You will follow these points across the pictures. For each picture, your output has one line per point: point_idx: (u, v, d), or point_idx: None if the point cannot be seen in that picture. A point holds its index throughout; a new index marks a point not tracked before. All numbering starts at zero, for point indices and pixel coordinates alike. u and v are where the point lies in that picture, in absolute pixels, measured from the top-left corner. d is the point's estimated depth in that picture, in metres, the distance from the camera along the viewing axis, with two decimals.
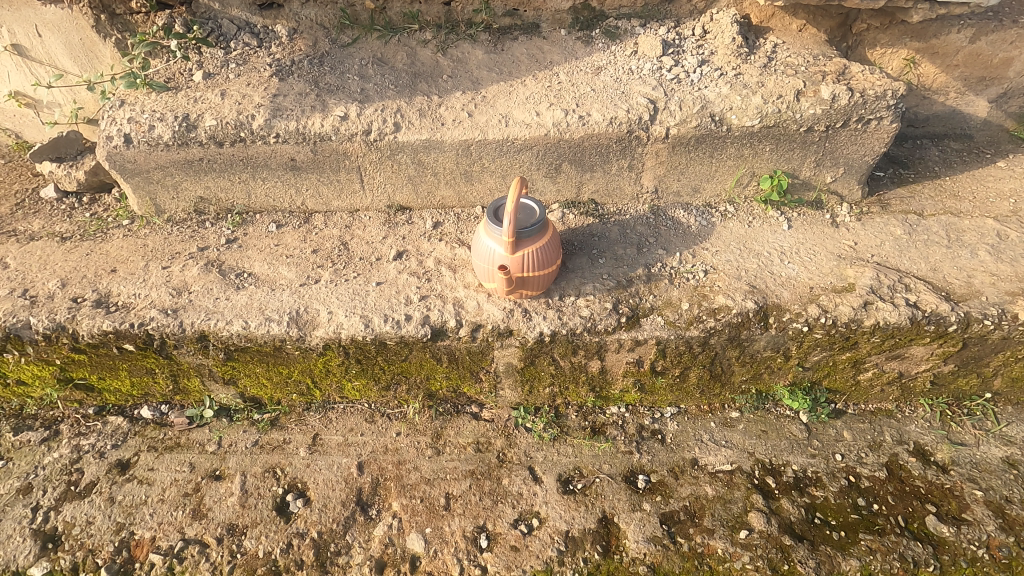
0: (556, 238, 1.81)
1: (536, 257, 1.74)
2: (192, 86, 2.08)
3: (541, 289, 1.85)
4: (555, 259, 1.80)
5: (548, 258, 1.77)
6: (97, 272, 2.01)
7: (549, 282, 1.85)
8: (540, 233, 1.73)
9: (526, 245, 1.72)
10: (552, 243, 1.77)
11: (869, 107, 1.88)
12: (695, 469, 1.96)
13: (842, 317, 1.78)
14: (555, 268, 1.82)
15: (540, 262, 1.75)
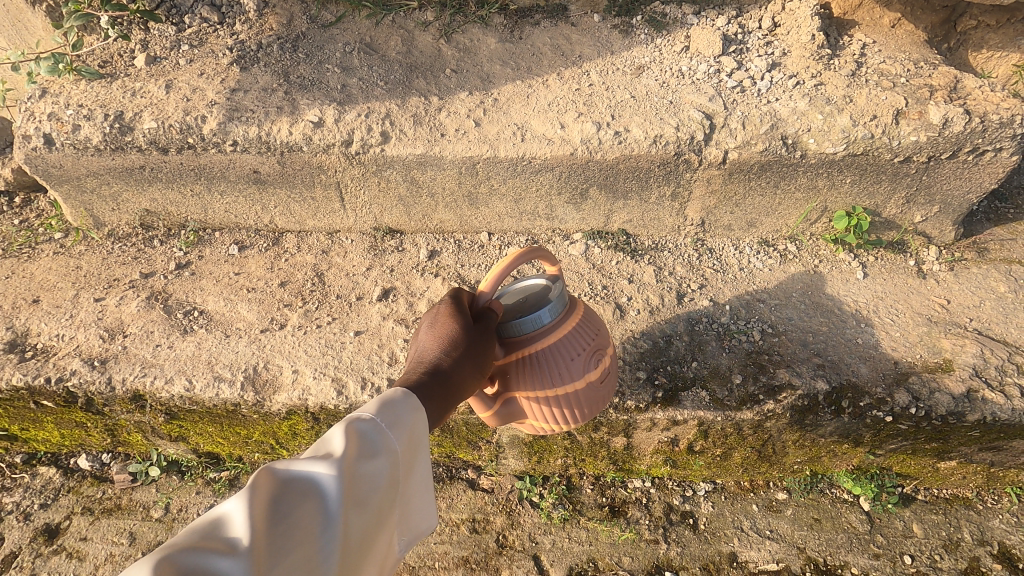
0: (585, 336, 1.13)
1: (528, 361, 1.08)
2: (132, 73, 1.67)
3: (543, 414, 1.15)
4: (570, 372, 1.10)
5: (551, 363, 1.08)
6: (16, 303, 1.64)
7: (564, 408, 1.15)
8: (541, 327, 1.07)
9: (515, 346, 1.07)
10: (566, 340, 1.10)
11: (988, 136, 1.47)
12: (733, 568, 1.62)
13: (938, 408, 1.41)
14: (568, 386, 1.12)
15: (536, 370, 1.08)
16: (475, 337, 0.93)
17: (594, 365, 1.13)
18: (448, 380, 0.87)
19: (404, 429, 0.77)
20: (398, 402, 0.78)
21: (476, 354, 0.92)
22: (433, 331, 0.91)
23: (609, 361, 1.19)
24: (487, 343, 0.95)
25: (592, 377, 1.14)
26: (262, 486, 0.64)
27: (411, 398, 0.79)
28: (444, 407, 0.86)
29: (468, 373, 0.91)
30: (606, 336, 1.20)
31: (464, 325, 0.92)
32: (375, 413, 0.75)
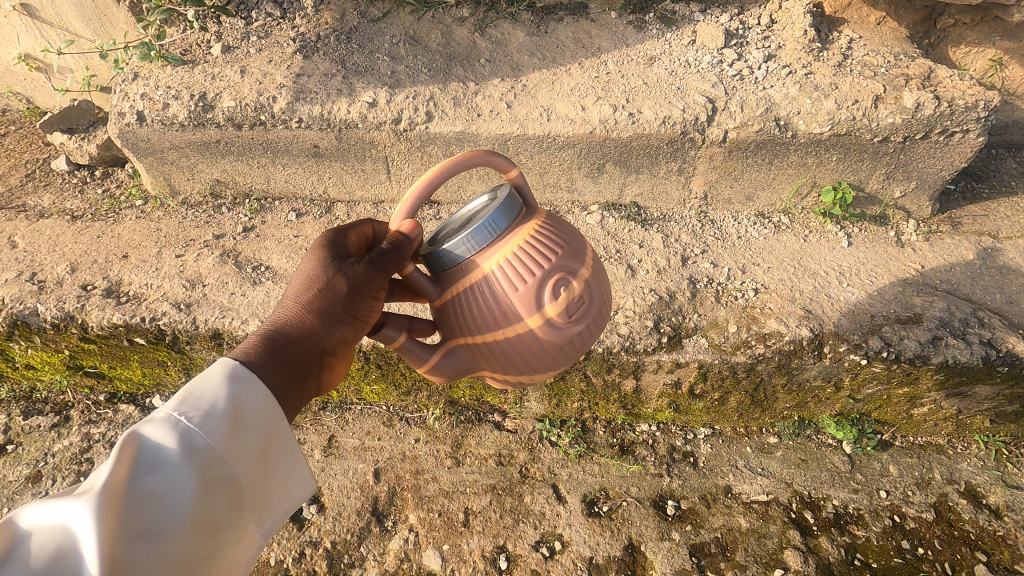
0: (538, 256, 0.99)
1: (469, 298, 1.00)
2: (210, 60, 1.92)
3: (502, 360, 1.05)
4: (519, 303, 0.98)
5: (494, 296, 0.99)
6: (108, 258, 1.90)
7: (528, 350, 1.03)
8: (475, 249, 0.98)
9: (451, 277, 1.01)
10: (512, 265, 0.98)
11: (955, 119, 1.69)
12: (727, 498, 1.85)
13: (906, 352, 1.63)
14: (520, 322, 1.00)
15: (479, 307, 1.00)
16: (339, 290, 0.90)
17: (550, 292, 0.98)
18: (298, 339, 0.87)
19: (223, 402, 0.77)
20: (206, 382, 0.77)
21: (339, 309, 0.90)
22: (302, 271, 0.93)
23: (586, 286, 1.03)
24: (359, 295, 0.92)
25: (551, 309, 0.99)
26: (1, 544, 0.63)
27: (240, 369, 0.79)
28: (292, 369, 0.85)
29: (327, 331, 0.89)
30: (579, 258, 1.04)
31: (327, 268, 0.91)
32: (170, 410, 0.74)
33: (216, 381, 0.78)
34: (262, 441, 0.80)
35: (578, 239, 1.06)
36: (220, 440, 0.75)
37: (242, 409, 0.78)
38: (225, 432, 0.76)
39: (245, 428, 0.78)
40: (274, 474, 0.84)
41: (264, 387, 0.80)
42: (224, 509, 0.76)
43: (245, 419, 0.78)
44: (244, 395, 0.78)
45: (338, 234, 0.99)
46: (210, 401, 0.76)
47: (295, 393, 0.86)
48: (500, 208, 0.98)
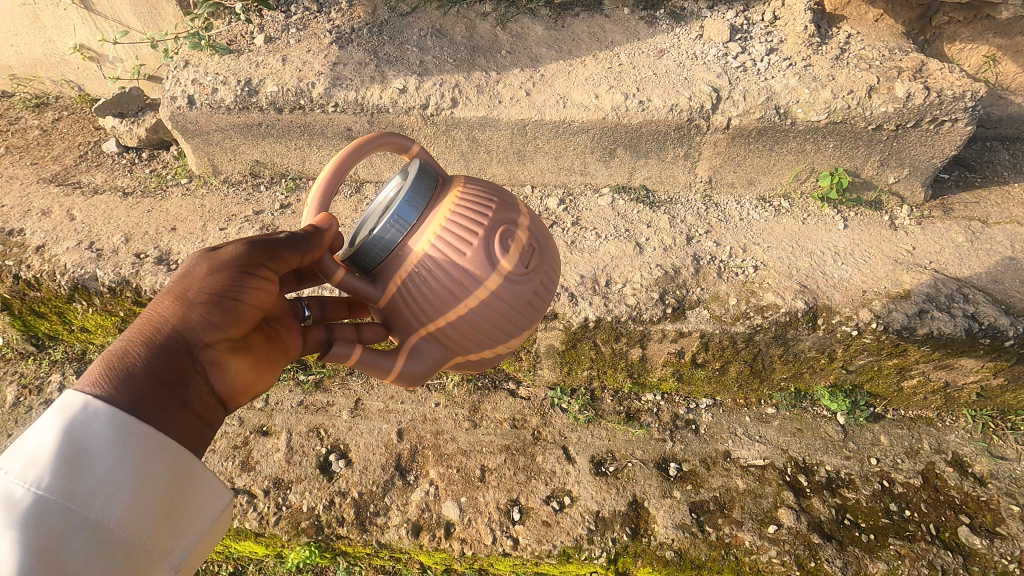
0: (474, 219, 1.07)
1: (419, 284, 1.06)
2: (254, 50, 2.09)
3: (472, 332, 1.10)
4: (472, 269, 1.05)
5: (443, 273, 1.05)
6: (158, 230, 2.07)
7: (492, 317, 1.09)
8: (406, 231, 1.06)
9: (388, 269, 1.07)
10: (450, 239, 1.05)
11: (944, 108, 1.83)
12: (726, 461, 1.97)
13: (894, 323, 1.76)
14: (477, 289, 1.06)
15: (432, 288, 1.06)
16: (204, 281, 0.98)
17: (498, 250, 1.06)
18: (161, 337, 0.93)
19: (57, 430, 0.80)
20: (40, 425, 0.81)
21: (203, 300, 0.96)
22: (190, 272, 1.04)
23: (529, 239, 1.11)
24: (226, 286, 0.99)
25: (506, 263, 1.06)
26: None
27: (80, 393, 0.83)
28: (151, 365, 0.90)
29: (190, 326, 0.95)
30: (514, 215, 1.13)
31: (200, 264, 1.01)
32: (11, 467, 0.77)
33: (49, 421, 0.81)
34: (119, 466, 0.82)
35: (511, 198, 1.16)
36: (58, 478, 0.78)
37: (81, 440, 0.81)
38: (63, 468, 0.79)
39: (91, 458, 0.80)
40: (160, 501, 0.86)
41: (104, 403, 0.83)
42: (91, 550, 0.78)
43: (89, 450, 0.81)
44: (82, 410, 0.82)
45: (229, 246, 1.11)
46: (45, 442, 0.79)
47: (159, 398, 0.89)
48: (415, 184, 1.07)
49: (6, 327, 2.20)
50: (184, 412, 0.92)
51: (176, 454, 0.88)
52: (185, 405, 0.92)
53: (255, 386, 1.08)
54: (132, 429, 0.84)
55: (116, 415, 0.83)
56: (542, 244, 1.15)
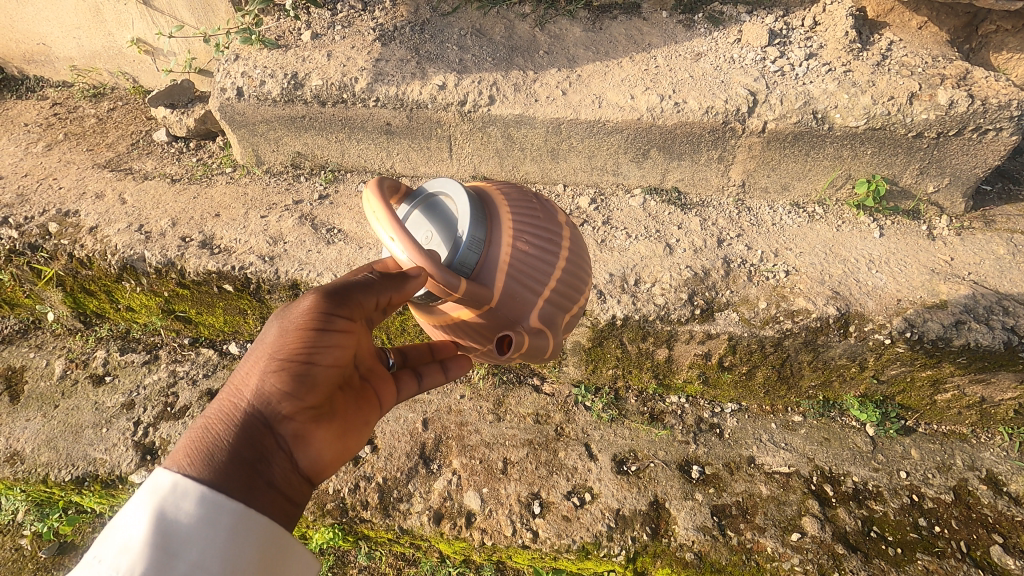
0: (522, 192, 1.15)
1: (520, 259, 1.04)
2: (301, 45, 2.17)
3: (572, 284, 1.13)
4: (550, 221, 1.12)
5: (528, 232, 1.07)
6: (203, 215, 2.16)
7: (576, 263, 1.14)
8: (484, 241, 1.03)
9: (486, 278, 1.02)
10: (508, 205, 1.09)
11: (989, 117, 1.82)
12: (750, 467, 1.95)
13: (929, 334, 1.74)
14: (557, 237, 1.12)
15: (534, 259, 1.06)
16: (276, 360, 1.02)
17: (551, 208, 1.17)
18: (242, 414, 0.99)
19: (175, 503, 0.85)
20: (129, 511, 0.84)
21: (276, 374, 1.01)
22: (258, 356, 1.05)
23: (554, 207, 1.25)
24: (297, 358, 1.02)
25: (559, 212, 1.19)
26: None
27: (166, 474, 0.88)
28: (243, 449, 0.95)
29: (267, 402, 1.00)
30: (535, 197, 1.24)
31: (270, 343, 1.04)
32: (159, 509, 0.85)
33: (137, 502, 0.85)
34: (210, 540, 0.85)
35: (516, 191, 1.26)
36: (153, 559, 0.80)
37: (173, 513, 0.84)
38: (160, 544, 0.81)
39: (188, 533, 0.84)
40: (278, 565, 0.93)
41: (191, 481, 0.87)
42: None
43: (184, 522, 0.84)
44: (193, 484, 0.87)
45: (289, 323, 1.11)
46: (136, 521, 0.83)
47: (240, 476, 0.93)
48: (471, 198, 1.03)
49: (56, 304, 2.31)
50: (272, 490, 0.96)
51: (266, 530, 0.92)
52: (271, 482, 0.97)
53: (340, 455, 1.11)
54: (218, 505, 0.87)
55: (204, 490, 0.87)
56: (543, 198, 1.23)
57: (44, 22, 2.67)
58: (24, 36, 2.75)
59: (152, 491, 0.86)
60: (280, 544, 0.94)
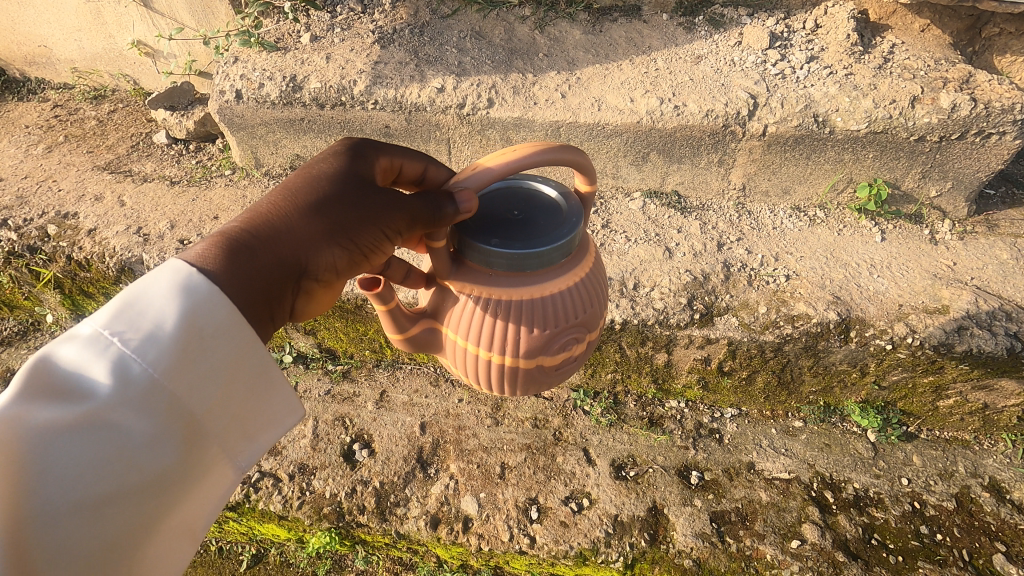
0: (592, 290, 1.06)
1: (503, 326, 1.02)
2: (300, 48, 2.17)
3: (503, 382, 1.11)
4: (572, 336, 1.05)
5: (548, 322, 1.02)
6: (201, 218, 2.15)
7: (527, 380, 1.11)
8: (513, 272, 0.97)
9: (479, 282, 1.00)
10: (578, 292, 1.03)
11: (992, 121, 1.80)
12: (750, 473, 1.93)
13: (931, 339, 1.72)
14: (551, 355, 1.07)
15: (514, 341, 1.03)
16: (328, 209, 0.83)
17: (594, 324, 1.09)
18: (269, 254, 0.78)
19: (197, 299, 0.72)
20: (152, 286, 0.71)
21: (322, 226, 0.81)
22: (317, 163, 0.87)
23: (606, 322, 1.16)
24: (354, 219, 0.84)
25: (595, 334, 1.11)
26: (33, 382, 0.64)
27: (192, 272, 0.72)
28: (270, 278, 0.77)
29: (306, 245, 0.80)
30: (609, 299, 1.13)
31: (337, 172, 0.86)
32: (169, 296, 0.71)
33: (167, 279, 0.72)
34: (223, 363, 0.74)
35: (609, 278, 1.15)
36: (170, 364, 0.69)
37: (201, 317, 0.72)
38: (179, 353, 0.70)
39: (207, 348, 0.72)
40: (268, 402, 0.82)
41: (225, 293, 0.73)
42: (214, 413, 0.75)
43: (208, 332, 0.72)
44: (213, 297, 0.72)
45: (367, 146, 0.92)
46: (158, 311, 0.70)
47: (257, 313, 0.77)
48: (552, 250, 0.95)
49: (55, 306, 2.31)
50: (269, 327, 0.80)
51: (268, 367, 0.80)
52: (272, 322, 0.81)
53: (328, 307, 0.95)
54: (240, 330, 0.75)
55: (235, 308, 0.74)
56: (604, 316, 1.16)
57: (45, 24, 2.68)
58: (25, 38, 2.76)
59: (184, 282, 0.72)
60: (285, 389, 0.84)
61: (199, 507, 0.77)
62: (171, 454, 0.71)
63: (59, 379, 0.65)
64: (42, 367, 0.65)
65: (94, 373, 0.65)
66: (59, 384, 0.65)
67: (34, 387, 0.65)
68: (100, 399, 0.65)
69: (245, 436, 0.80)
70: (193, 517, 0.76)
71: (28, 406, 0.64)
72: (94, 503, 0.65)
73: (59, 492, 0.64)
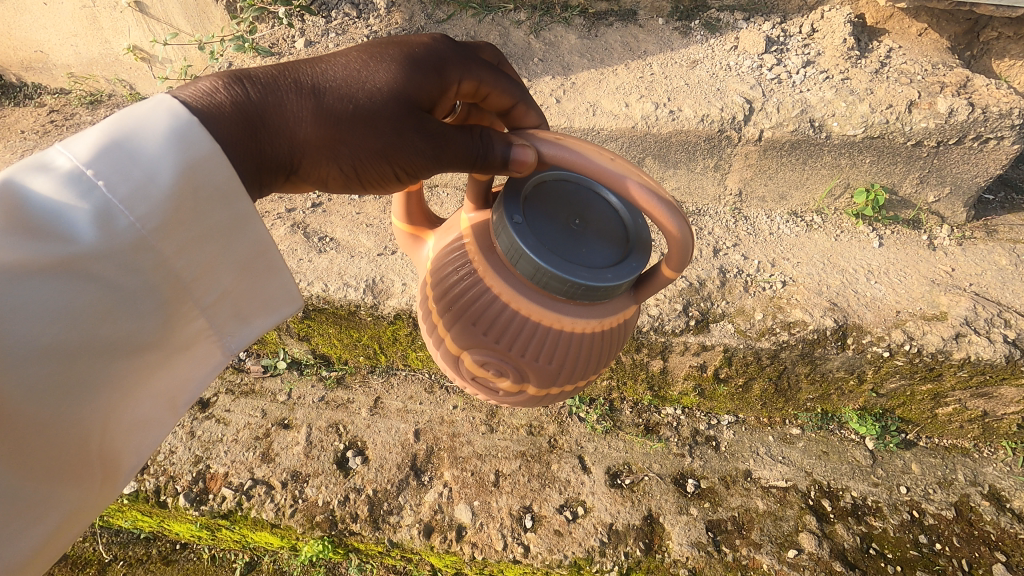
0: (563, 351, 1.03)
1: (460, 305, 1.03)
2: (294, 53, 2.16)
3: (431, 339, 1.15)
4: (502, 367, 1.06)
5: (498, 330, 1.01)
6: None
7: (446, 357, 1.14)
8: (511, 262, 0.96)
9: (484, 241, 1.00)
10: (545, 336, 1.00)
11: (989, 126, 1.79)
12: (747, 481, 1.91)
13: (928, 347, 1.71)
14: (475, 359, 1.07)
15: (457, 324, 1.05)
16: (350, 123, 0.87)
17: (531, 378, 1.08)
18: (273, 147, 0.84)
19: (193, 165, 0.74)
20: (146, 135, 0.72)
21: (331, 141, 0.87)
22: (372, 76, 0.89)
23: (555, 393, 1.14)
24: (366, 147, 0.89)
25: (531, 389, 1.11)
26: (16, 206, 0.65)
27: (192, 128, 0.74)
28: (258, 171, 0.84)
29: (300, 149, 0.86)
30: (575, 375, 1.10)
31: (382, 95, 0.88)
32: (164, 148, 0.72)
33: (160, 132, 0.73)
34: (214, 229, 0.77)
35: (602, 362, 1.10)
36: (161, 218, 0.72)
37: (195, 177, 0.74)
38: (170, 211, 0.72)
39: (198, 210, 0.75)
40: (254, 281, 0.85)
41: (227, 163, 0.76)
42: (199, 281, 0.78)
43: (200, 192, 0.75)
44: (212, 164, 0.75)
45: (434, 78, 0.93)
46: (149, 161, 0.71)
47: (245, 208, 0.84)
48: (548, 273, 0.91)
49: None
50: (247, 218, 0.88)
51: (259, 244, 0.83)
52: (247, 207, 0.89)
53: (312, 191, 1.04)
54: (233, 199, 0.78)
55: (229, 175, 0.76)
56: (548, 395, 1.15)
57: (42, 29, 2.68)
58: (22, 44, 2.76)
59: (179, 138, 0.73)
60: (277, 271, 0.87)
61: (182, 374, 0.82)
62: (154, 312, 0.74)
63: (33, 213, 0.65)
64: (25, 196, 0.66)
65: (76, 213, 0.67)
66: (36, 220, 0.65)
67: (6, 218, 0.64)
68: (85, 242, 0.67)
69: (230, 312, 0.84)
70: (173, 381, 0.81)
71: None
72: (69, 348, 0.68)
73: (35, 331, 0.65)
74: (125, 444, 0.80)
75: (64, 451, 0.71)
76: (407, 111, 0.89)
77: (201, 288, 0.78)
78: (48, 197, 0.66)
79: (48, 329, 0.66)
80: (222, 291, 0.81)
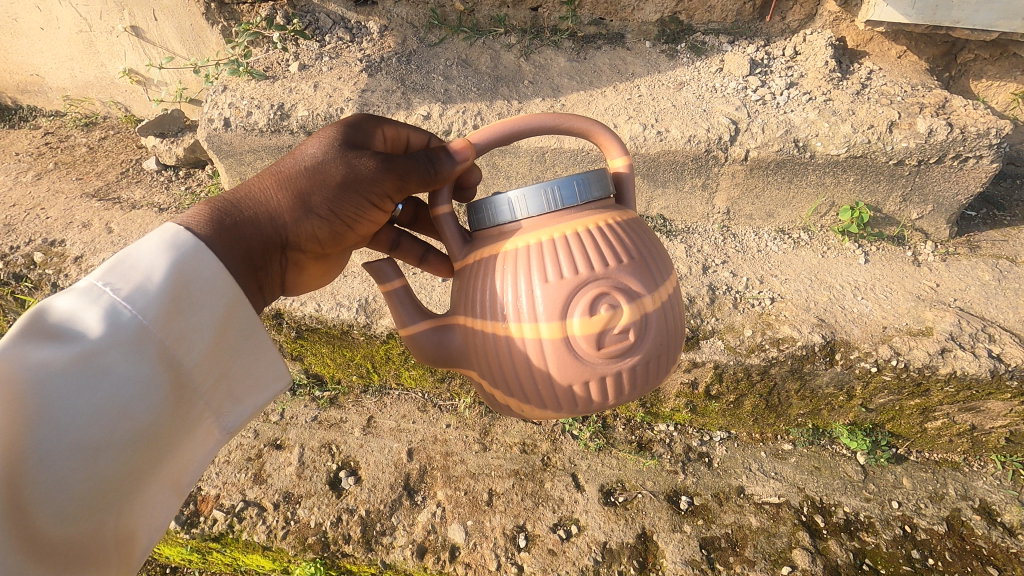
0: (620, 237, 0.95)
1: (518, 275, 0.94)
2: (288, 76, 2.20)
3: (527, 375, 0.97)
4: (607, 292, 0.90)
5: (569, 267, 0.91)
6: None
7: (558, 369, 0.93)
8: (522, 216, 0.97)
9: (491, 238, 1.00)
10: (605, 239, 0.94)
11: (968, 145, 1.84)
12: (740, 497, 1.91)
13: (915, 362, 1.73)
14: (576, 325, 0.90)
15: (533, 301, 0.92)
16: (310, 180, 1.04)
17: (639, 289, 0.92)
18: (257, 215, 1.00)
19: (180, 250, 0.84)
20: (141, 249, 0.82)
21: (301, 196, 1.03)
22: (304, 148, 1.08)
23: (668, 297, 0.96)
24: (330, 192, 1.04)
25: (650, 301, 0.92)
26: (34, 326, 0.72)
27: (180, 233, 0.86)
28: (254, 232, 0.98)
29: (282, 211, 1.02)
30: (661, 261, 0.99)
31: (321, 155, 1.05)
32: (160, 255, 0.82)
33: (155, 245, 0.83)
34: (210, 317, 0.84)
35: (659, 244, 1.01)
36: (160, 313, 0.79)
37: (186, 275, 0.83)
38: (167, 304, 0.80)
39: (193, 301, 0.83)
40: (246, 364, 0.91)
41: (210, 254, 0.86)
42: (199, 368, 0.84)
43: (194, 285, 0.83)
44: (195, 255, 0.85)
45: (353, 130, 1.12)
46: (148, 267, 0.81)
47: (251, 275, 0.98)
48: (552, 187, 0.96)
49: None
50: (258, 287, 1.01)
51: (249, 324, 0.90)
52: (265, 275, 1.03)
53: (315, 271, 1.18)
54: (223, 289, 0.86)
55: (218, 268, 0.86)
56: (672, 303, 0.97)
57: (37, 53, 2.72)
58: (18, 68, 2.80)
59: (170, 245, 0.84)
60: (265, 350, 0.93)
61: (185, 457, 0.85)
62: (161, 401, 0.79)
63: (54, 326, 0.74)
64: (40, 316, 0.74)
65: (90, 319, 0.75)
66: (52, 331, 0.73)
67: (29, 333, 0.72)
68: (96, 340, 0.74)
69: (226, 394, 0.89)
70: (176, 466, 0.84)
71: (22, 348, 0.70)
72: (85, 441, 0.72)
73: (55, 432, 0.70)
74: (136, 532, 0.81)
75: (81, 543, 0.73)
76: (346, 155, 1.06)
77: (202, 374, 0.84)
78: (62, 314, 0.75)
79: (69, 426, 0.71)
80: (219, 372, 0.87)
